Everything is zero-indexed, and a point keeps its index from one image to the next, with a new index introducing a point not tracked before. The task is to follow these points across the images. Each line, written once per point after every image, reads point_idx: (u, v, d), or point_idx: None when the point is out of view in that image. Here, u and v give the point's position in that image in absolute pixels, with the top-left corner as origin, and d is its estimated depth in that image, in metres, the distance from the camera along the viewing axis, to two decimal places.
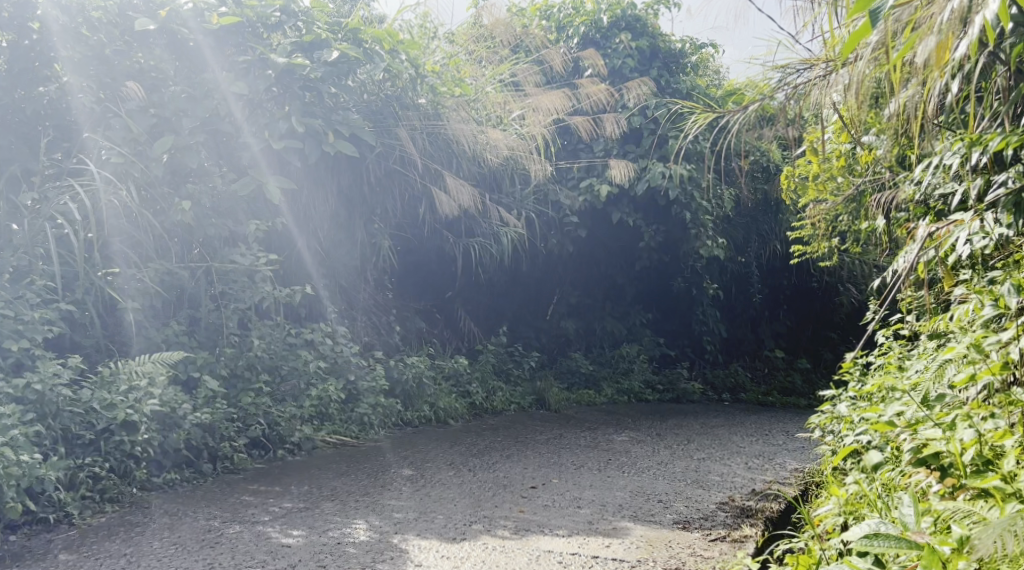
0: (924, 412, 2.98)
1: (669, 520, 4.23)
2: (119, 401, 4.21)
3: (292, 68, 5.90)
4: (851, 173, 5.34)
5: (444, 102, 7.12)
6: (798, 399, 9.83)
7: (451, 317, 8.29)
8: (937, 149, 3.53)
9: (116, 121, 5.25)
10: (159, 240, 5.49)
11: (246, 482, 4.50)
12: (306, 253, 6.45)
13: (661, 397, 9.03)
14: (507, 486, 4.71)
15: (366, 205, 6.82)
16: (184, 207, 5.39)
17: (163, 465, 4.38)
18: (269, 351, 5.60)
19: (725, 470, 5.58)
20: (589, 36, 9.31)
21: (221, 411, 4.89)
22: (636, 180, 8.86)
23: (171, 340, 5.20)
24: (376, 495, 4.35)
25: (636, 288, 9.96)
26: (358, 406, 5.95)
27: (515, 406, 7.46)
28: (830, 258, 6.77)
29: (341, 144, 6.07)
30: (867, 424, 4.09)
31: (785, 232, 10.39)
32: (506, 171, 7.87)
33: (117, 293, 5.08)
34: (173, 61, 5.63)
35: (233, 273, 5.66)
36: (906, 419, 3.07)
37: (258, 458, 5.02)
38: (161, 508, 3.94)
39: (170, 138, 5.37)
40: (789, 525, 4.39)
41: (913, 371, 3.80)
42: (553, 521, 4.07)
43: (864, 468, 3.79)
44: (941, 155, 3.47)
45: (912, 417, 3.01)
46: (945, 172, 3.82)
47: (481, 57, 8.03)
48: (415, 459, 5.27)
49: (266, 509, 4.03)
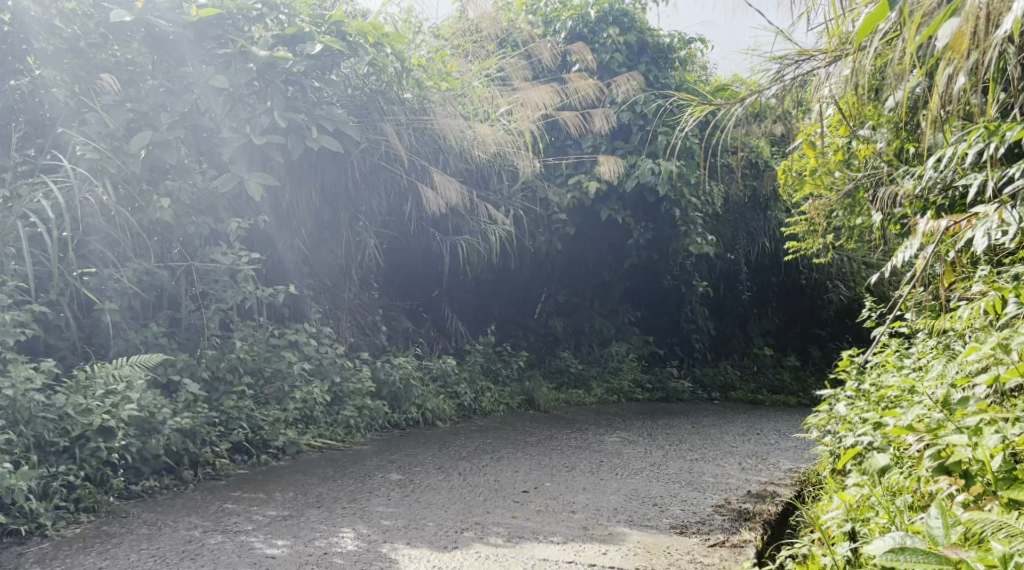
0: (943, 415, 2.87)
1: (666, 525, 4.12)
2: (96, 405, 4.05)
3: (273, 61, 5.68)
4: (848, 167, 5.21)
5: (430, 96, 6.94)
6: (789, 398, 9.74)
7: (437, 316, 8.18)
8: (951, 140, 3.40)
9: (90, 116, 5.07)
10: (137, 239, 5.31)
11: (229, 489, 4.34)
12: (289, 251, 6.36)
13: (651, 396, 8.93)
14: (500, 491, 4.58)
15: (351, 202, 6.65)
16: (164, 204, 5.20)
17: (142, 472, 4.22)
18: (251, 352, 5.47)
19: (719, 470, 5.47)
20: (577, 31, 9.17)
21: (203, 416, 4.72)
22: (625, 177, 8.71)
23: (150, 342, 5.05)
24: (364, 502, 4.21)
25: (625, 287, 9.86)
26: (344, 409, 5.80)
27: (503, 406, 7.33)
28: (826, 255, 6.64)
29: (325, 139, 5.86)
30: (871, 424, 3.98)
31: (775, 229, 10.28)
32: (494, 168, 7.75)
33: (94, 293, 4.92)
34: (151, 55, 5.47)
35: (214, 273, 5.51)
36: (924, 422, 2.96)
37: (241, 463, 4.85)
38: (140, 518, 3.78)
39: (148, 133, 5.16)
40: (787, 530, 4.28)
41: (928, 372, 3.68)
42: (547, 526, 3.94)
43: (869, 470, 3.68)
44: (956, 147, 3.33)
45: (930, 420, 2.90)
46: (960, 165, 3.68)
47: (468, 51, 7.90)
48: (402, 463, 5.12)
49: (250, 517, 3.87)
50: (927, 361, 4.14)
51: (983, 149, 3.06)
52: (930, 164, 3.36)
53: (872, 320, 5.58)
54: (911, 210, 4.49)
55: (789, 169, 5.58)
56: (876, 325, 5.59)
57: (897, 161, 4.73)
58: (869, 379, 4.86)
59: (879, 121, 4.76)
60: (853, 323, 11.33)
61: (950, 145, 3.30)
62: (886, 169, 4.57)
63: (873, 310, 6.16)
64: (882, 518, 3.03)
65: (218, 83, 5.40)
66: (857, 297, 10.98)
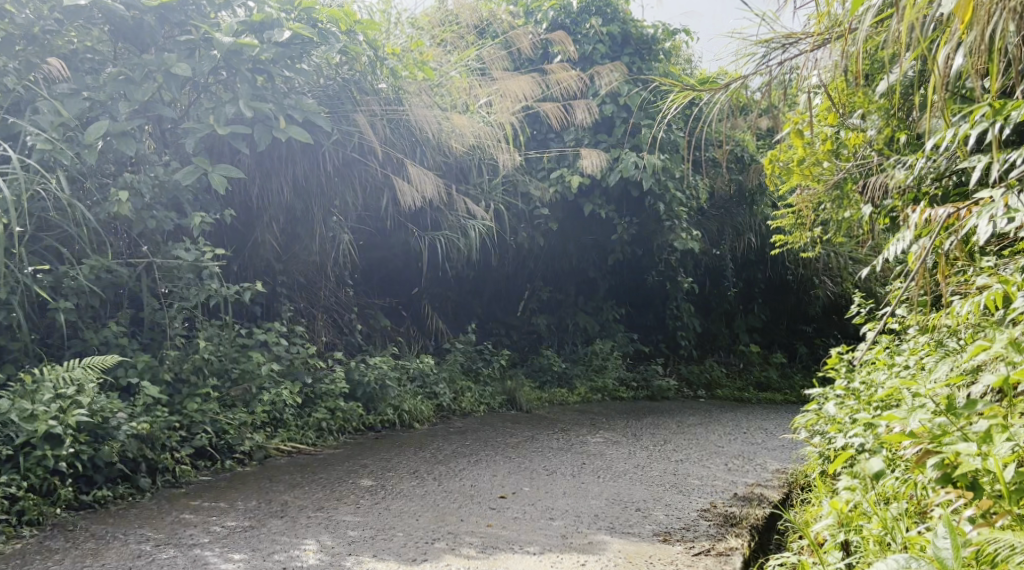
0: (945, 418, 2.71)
1: (648, 531, 3.91)
2: (42, 411, 3.84)
3: (239, 48, 5.42)
4: (838, 157, 5.00)
5: (406, 86, 6.70)
6: (775, 396, 9.56)
7: (416, 314, 7.97)
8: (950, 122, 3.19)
9: (43, 104, 4.81)
10: (95, 235, 5.07)
11: (188, 498, 4.11)
12: (260, 247, 6.16)
13: (635, 394, 8.73)
14: (475, 496, 4.37)
15: (324, 195, 6.38)
16: (122, 197, 4.93)
17: (94, 481, 3.99)
18: (218, 353, 5.25)
19: (704, 472, 5.28)
20: (559, 21, 8.96)
21: (162, 420, 4.47)
22: (608, 170, 8.55)
23: (110, 342, 4.82)
24: (331, 510, 3.99)
25: (610, 283, 9.66)
26: (315, 411, 5.58)
27: (484, 406, 7.12)
28: (813, 249, 6.42)
29: (293, 129, 5.62)
30: (863, 425, 3.79)
31: (761, 224, 10.11)
32: (473, 161, 7.47)
33: (47, 292, 4.70)
34: (113, 42, 5.31)
35: (178, 270, 5.26)
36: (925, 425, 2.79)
37: (203, 470, 4.63)
38: (89, 531, 3.56)
39: (105, 122, 4.92)
40: (774, 538, 4.09)
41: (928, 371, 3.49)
42: (523, 536, 3.72)
43: (860, 474, 3.51)
44: (955, 129, 3.13)
45: (931, 423, 2.73)
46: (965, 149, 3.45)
47: (446, 41, 7.67)
48: (375, 468, 4.90)
49: (207, 529, 3.65)
50: (924, 360, 3.95)
51: (983, 130, 2.88)
52: (929, 150, 3.14)
53: (861, 316, 5.40)
54: (901, 201, 4.32)
55: (777, 160, 5.31)
56: (865, 321, 5.40)
57: (886, 152, 4.53)
58: (858, 378, 4.69)
59: (870, 109, 4.54)
60: (840, 318, 11.21)
61: (952, 127, 3.08)
62: (876, 158, 4.37)
63: (862, 307, 5.94)
64: (875, 526, 2.86)
65: (181, 70, 5.17)
66: (844, 292, 10.93)
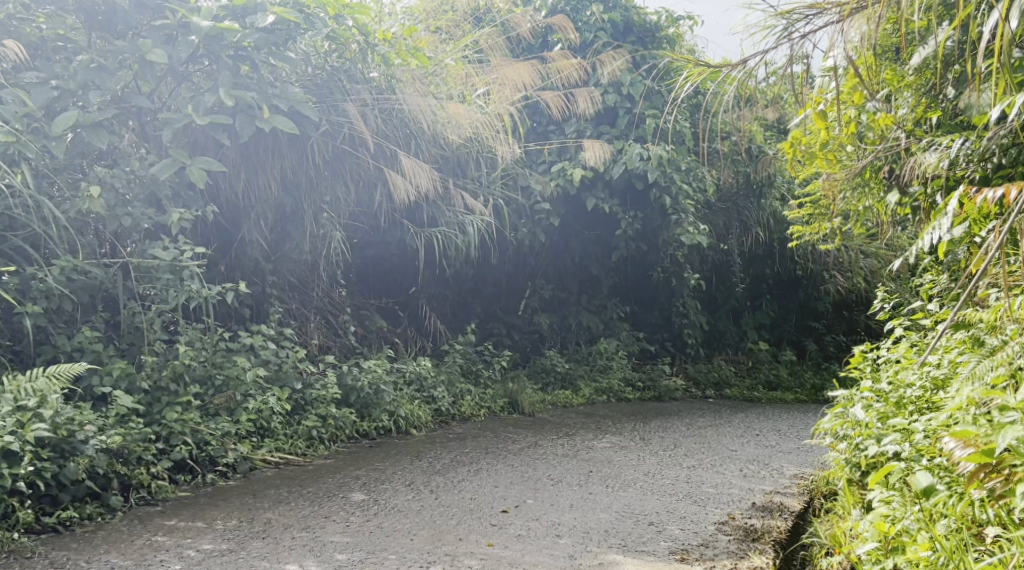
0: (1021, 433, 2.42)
1: (664, 549, 3.58)
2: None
3: (218, 33, 5.11)
4: (863, 140, 4.68)
5: (399, 74, 6.38)
6: (786, 395, 9.20)
7: (414, 314, 7.65)
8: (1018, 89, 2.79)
9: (5, 93, 4.48)
10: (66, 234, 4.77)
11: (162, 518, 3.77)
12: (248, 246, 5.86)
13: (642, 396, 8.37)
14: (475, 511, 4.05)
15: (313, 190, 6.05)
16: (92, 193, 4.61)
17: (58, 501, 3.67)
18: (200, 359, 4.92)
19: (719, 479, 4.95)
20: (558, 8, 8.62)
21: (137, 432, 4.16)
22: (612, 163, 8.19)
23: (83, 348, 4.52)
24: (317, 530, 3.66)
25: (613, 280, 9.35)
26: (305, 419, 5.26)
27: (484, 410, 6.79)
28: (833, 241, 6.06)
29: (277, 119, 5.28)
30: (901, 433, 3.47)
31: (766, 218, 9.79)
32: (470, 153, 7.13)
33: (14, 295, 4.41)
34: (87, 31, 4.98)
35: (155, 270, 4.92)
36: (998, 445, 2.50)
37: (183, 485, 4.31)
38: (48, 558, 3.24)
39: (74, 114, 4.58)
40: (799, 554, 3.75)
41: (981, 374, 3.17)
42: (528, 558, 3.40)
43: (901, 487, 3.22)
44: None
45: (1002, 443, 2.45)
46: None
47: (440, 29, 7.35)
48: (369, 480, 4.57)
49: (179, 554, 3.33)
50: (961, 359, 3.63)
51: None
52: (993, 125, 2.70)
53: (884, 311, 5.07)
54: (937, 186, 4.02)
55: (798, 145, 4.96)
56: (890, 316, 5.07)
57: (917, 133, 4.28)
58: (886, 376, 4.35)
59: (899, 87, 4.35)
60: (851, 315, 11.03)
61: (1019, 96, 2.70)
62: (906, 141, 4.08)
63: (887, 302, 5.61)
64: (927, 555, 2.60)
65: (156, 56, 4.84)
66: (855, 287, 10.64)
